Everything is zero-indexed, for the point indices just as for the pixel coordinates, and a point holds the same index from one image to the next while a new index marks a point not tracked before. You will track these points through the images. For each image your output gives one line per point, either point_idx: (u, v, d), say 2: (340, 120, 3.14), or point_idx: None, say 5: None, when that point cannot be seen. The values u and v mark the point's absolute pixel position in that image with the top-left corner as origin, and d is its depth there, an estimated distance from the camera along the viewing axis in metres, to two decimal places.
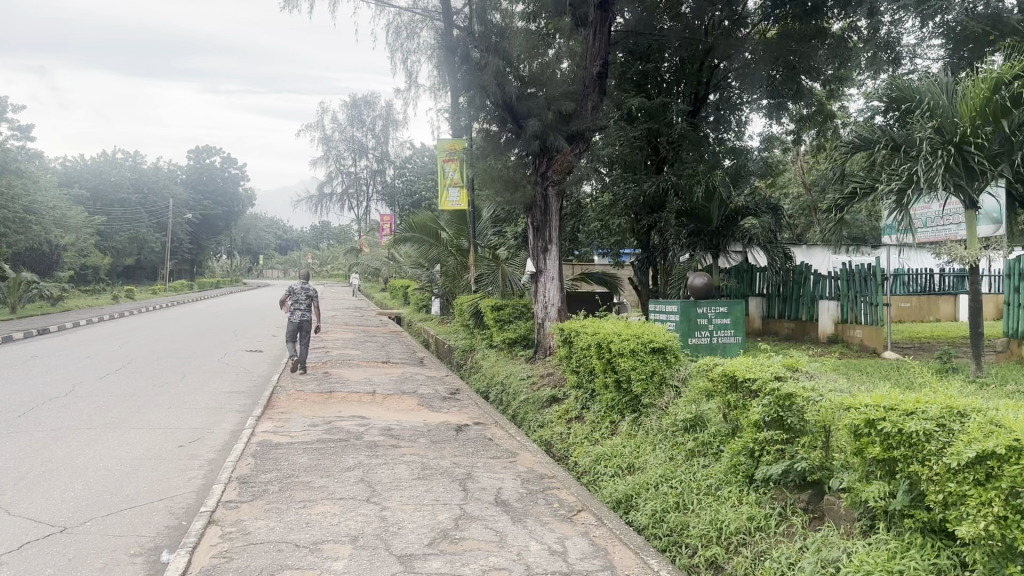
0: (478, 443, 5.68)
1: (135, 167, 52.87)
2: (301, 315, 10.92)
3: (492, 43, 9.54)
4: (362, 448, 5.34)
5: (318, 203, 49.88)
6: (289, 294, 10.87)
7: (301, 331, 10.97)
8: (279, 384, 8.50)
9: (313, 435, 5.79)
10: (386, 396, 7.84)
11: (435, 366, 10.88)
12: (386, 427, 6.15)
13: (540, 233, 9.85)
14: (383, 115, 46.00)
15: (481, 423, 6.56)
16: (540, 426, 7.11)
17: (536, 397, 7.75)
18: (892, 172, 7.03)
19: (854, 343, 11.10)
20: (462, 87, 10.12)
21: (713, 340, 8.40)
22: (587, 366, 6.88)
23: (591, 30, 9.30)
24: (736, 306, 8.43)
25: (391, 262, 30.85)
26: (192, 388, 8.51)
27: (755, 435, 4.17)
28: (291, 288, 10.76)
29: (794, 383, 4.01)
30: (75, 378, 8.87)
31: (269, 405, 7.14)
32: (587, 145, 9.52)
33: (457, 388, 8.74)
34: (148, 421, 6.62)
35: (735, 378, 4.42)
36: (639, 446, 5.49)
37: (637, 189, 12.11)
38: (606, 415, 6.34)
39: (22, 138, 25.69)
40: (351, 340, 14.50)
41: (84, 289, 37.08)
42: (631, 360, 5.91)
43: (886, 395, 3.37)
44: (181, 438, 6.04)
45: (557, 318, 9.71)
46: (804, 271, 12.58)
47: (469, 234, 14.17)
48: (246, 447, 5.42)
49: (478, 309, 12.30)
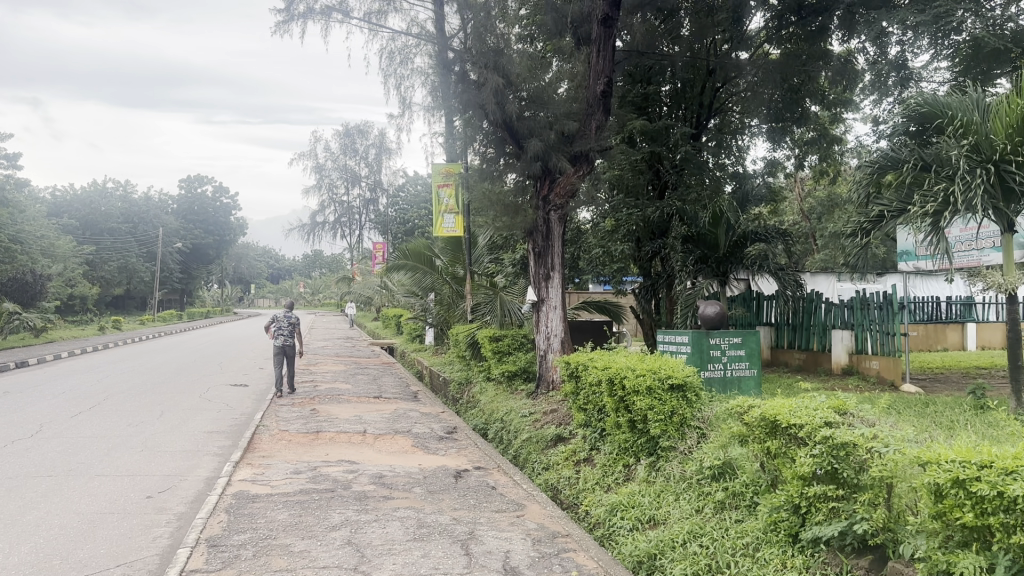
0: (480, 493, 5.10)
1: (125, 196, 52.31)
2: (284, 340, 10.75)
3: (490, 60, 9.09)
4: (351, 501, 4.75)
5: (310, 232, 49.46)
6: (271, 321, 10.70)
7: (284, 356, 10.85)
8: (263, 423, 7.91)
9: (297, 484, 5.21)
10: (377, 436, 7.25)
11: (431, 401, 10.30)
12: (378, 473, 5.56)
13: (541, 260, 9.36)
14: (376, 143, 45.75)
15: (483, 467, 5.98)
16: (545, 469, 6.55)
17: (540, 435, 7.19)
18: (925, 193, 6.50)
19: (870, 375, 10.55)
20: (459, 109, 9.68)
21: (727, 374, 7.89)
22: (596, 403, 6.35)
23: (595, 47, 8.92)
24: (751, 338, 7.94)
25: (385, 291, 30.41)
26: (168, 427, 7.91)
27: (803, 490, 3.62)
28: (274, 315, 10.64)
29: (850, 430, 3.48)
30: (42, 417, 8.25)
31: (250, 448, 6.54)
32: (591, 166, 9.02)
33: (455, 426, 8.15)
34: (116, 467, 6.02)
35: (776, 423, 3.86)
36: (660, 494, 4.91)
37: (641, 214, 11.59)
38: (619, 458, 5.79)
39: (10, 166, 25.25)
40: (342, 373, 13.89)
41: (70, 321, 36.25)
42: (647, 399, 5.33)
43: (974, 450, 2.84)
44: (151, 487, 5.45)
45: (560, 350, 9.14)
46: (815, 298, 12.06)
47: (465, 262, 13.66)
48: (220, 499, 4.83)
49: (475, 340, 11.72)
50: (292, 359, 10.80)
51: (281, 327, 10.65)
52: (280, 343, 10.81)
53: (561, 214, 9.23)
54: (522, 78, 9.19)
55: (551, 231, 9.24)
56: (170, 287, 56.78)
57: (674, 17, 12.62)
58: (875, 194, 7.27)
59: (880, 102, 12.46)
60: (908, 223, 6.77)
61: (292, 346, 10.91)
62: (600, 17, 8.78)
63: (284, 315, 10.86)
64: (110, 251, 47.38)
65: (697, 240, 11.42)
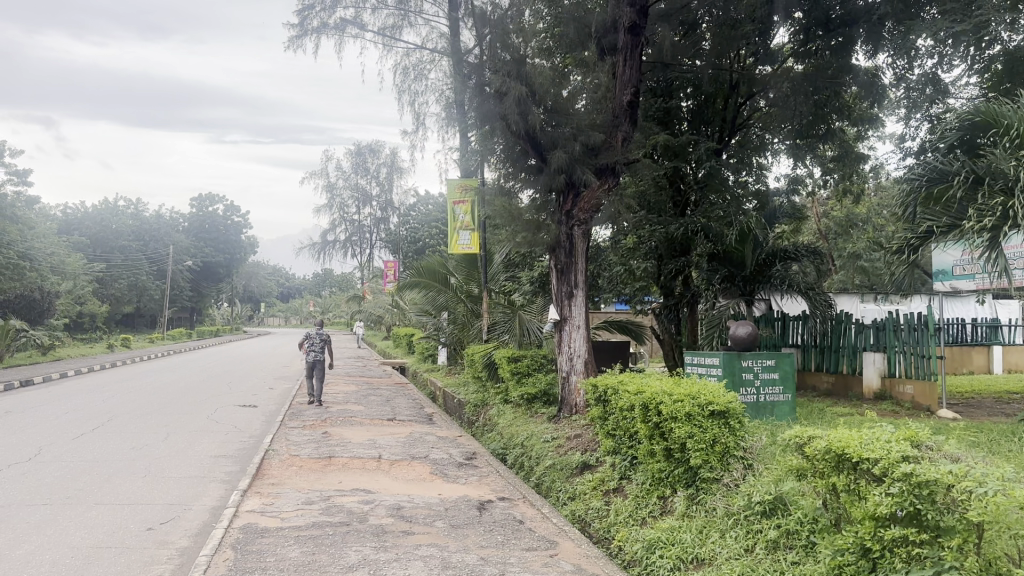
0: (508, 528, 4.71)
1: (137, 214, 52.35)
2: (316, 355, 12.27)
3: (513, 69, 8.73)
4: (368, 536, 4.37)
5: (321, 250, 49.27)
6: (305, 338, 12.20)
7: (315, 369, 12.29)
8: (272, 448, 7.54)
9: (309, 517, 4.84)
10: (393, 462, 6.87)
11: (447, 424, 9.92)
12: (396, 504, 5.18)
13: (563, 278, 9.01)
14: (388, 162, 45.92)
15: (507, 498, 5.59)
16: (571, 499, 6.15)
17: (564, 463, 6.79)
18: (980, 207, 6.12)
19: (904, 400, 10.10)
20: (479, 121, 9.39)
21: (760, 399, 7.50)
22: (626, 429, 5.95)
23: (621, 56, 8.64)
24: (785, 361, 7.52)
25: (395, 311, 30.14)
26: (172, 451, 7.56)
27: (877, 533, 3.22)
28: (308, 333, 12.02)
29: (934, 465, 3.10)
30: (43, 439, 7.93)
31: (259, 474, 6.18)
32: (617, 179, 8.70)
33: (473, 451, 7.76)
34: (116, 495, 5.65)
35: (844, 455, 3.49)
36: (702, 531, 4.51)
37: (665, 231, 11.18)
38: (653, 488, 5.37)
39: (23, 184, 25.18)
40: (355, 393, 13.52)
41: (80, 339, 36.02)
42: (686, 426, 4.93)
43: None
44: (153, 518, 5.08)
45: (583, 372, 8.74)
46: (845, 319, 11.63)
47: (480, 279, 13.34)
48: (225, 534, 4.46)
49: (491, 361, 11.34)
50: (323, 372, 12.14)
51: (313, 341, 12.15)
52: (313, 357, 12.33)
53: (585, 229, 8.88)
54: (545, 88, 8.85)
55: (574, 248, 8.88)
56: (180, 305, 56.64)
57: (696, 31, 12.38)
58: (921, 207, 6.98)
59: (908, 118, 12.17)
60: (962, 238, 6.39)
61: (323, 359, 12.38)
62: (627, 26, 8.51)
63: (315, 332, 12.27)
64: (121, 269, 47.34)
65: (723, 257, 11.03)
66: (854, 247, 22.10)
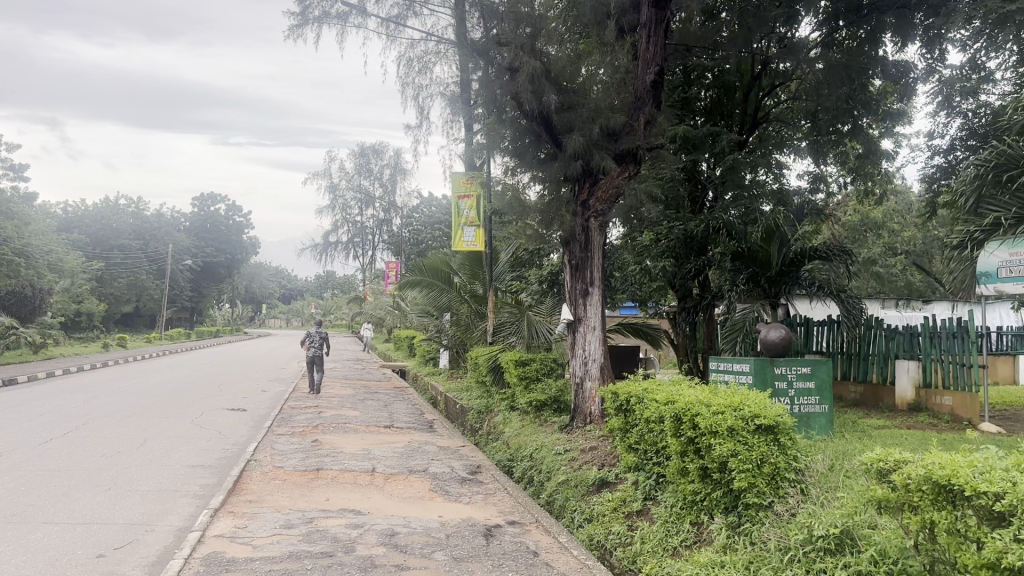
0: (520, 563, 4.01)
1: (138, 213, 51.77)
2: (316, 349, 12.21)
3: (525, 45, 8.02)
4: (353, 572, 3.67)
5: (322, 251, 48.16)
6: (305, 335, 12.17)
7: (314, 365, 12.14)
8: (256, 458, 6.84)
9: (286, 545, 4.14)
10: (389, 476, 6.17)
11: (448, 432, 9.21)
12: (388, 530, 4.47)
13: (577, 274, 8.27)
14: (391, 164, 44.68)
15: (517, 523, 4.90)
16: (588, 521, 5.42)
17: (580, 479, 6.06)
18: None
19: (942, 413, 9.42)
20: (488, 104, 8.61)
21: (795, 410, 6.78)
22: (654, 443, 5.24)
23: (644, 32, 7.86)
24: (822, 368, 6.80)
25: (397, 313, 29.51)
26: (146, 459, 6.86)
27: None
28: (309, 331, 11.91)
29: None
30: (4, 446, 7.24)
31: (235, 490, 5.47)
32: (639, 166, 7.98)
33: (478, 464, 7.07)
34: (69, 513, 4.95)
35: (946, 485, 2.77)
36: (749, 567, 3.76)
37: (683, 228, 10.76)
38: (686, 513, 4.65)
39: (17, 178, 24.58)
40: (351, 397, 12.83)
41: (75, 338, 35.38)
42: (730, 443, 4.22)
43: None
44: (107, 541, 4.39)
45: (598, 378, 7.99)
46: (874, 324, 10.92)
47: (485, 279, 12.67)
48: (184, 565, 3.76)
49: (497, 365, 10.65)
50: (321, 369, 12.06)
51: (313, 340, 12.02)
52: (314, 351, 12.27)
53: (602, 222, 8.09)
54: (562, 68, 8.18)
55: (590, 241, 8.11)
56: (179, 305, 55.97)
57: (717, 19, 11.59)
58: (988, 196, 7.04)
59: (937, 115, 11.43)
60: None
61: (321, 356, 12.26)
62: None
63: (316, 329, 12.20)
64: (120, 267, 46.81)
65: (747, 257, 10.13)
66: (870, 252, 21.40)
